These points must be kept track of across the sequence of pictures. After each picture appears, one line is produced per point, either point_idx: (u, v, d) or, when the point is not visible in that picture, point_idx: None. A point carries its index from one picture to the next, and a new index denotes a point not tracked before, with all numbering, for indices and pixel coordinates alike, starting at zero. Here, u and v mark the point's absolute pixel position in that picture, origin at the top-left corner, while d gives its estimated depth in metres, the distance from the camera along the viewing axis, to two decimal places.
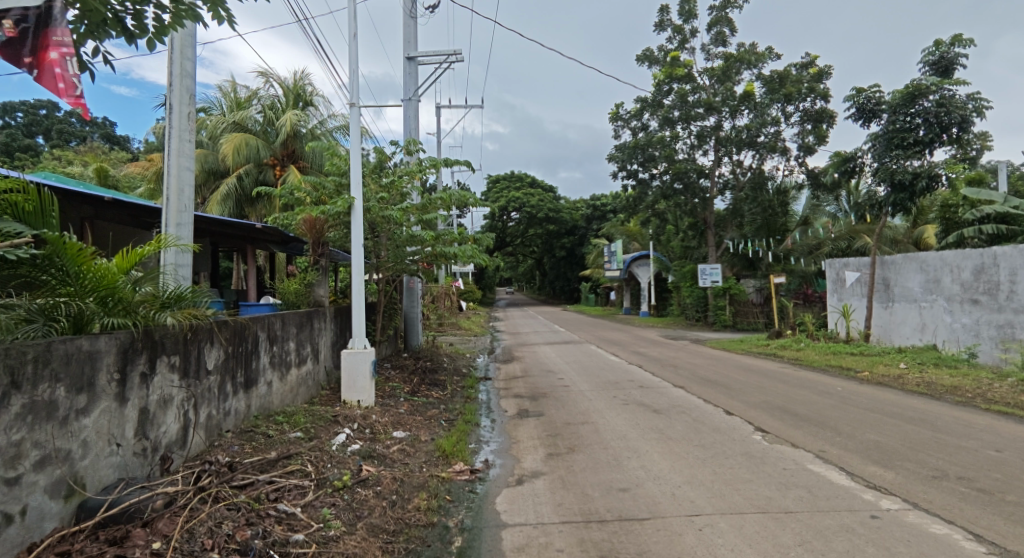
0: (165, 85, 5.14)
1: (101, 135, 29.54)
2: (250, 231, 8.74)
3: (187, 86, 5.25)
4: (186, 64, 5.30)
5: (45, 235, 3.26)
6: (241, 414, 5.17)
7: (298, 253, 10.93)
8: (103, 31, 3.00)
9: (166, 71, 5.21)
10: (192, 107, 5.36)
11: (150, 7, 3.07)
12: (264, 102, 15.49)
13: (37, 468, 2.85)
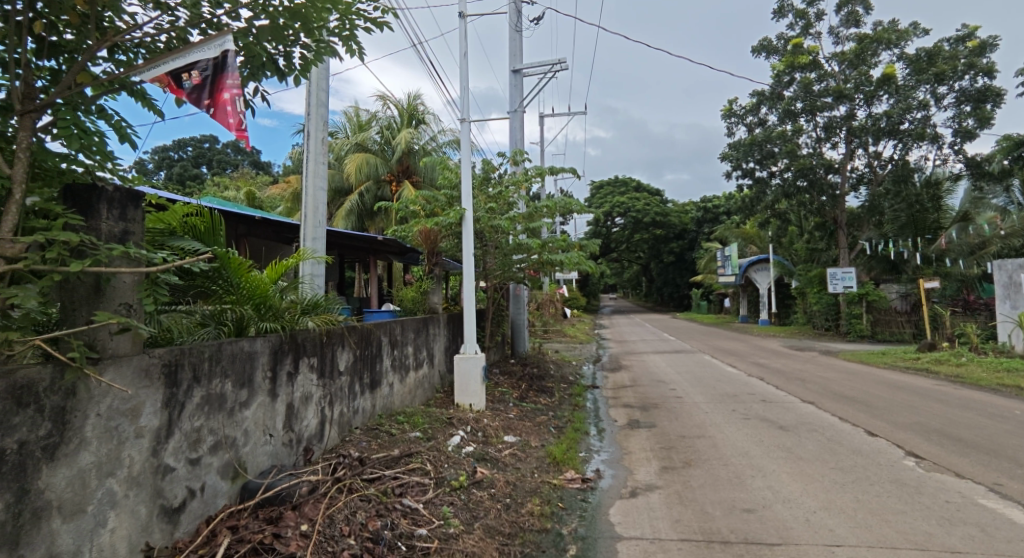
0: (304, 114, 5.76)
1: (250, 161, 33.60)
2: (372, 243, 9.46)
3: (321, 113, 5.84)
4: (321, 94, 5.89)
5: (216, 251, 3.78)
6: (368, 413, 5.61)
7: (413, 263, 11.64)
8: (261, 72, 3.25)
9: (305, 102, 5.84)
10: (326, 133, 5.95)
11: (297, 47, 3.26)
12: (382, 123, 16.71)
13: (212, 451, 3.32)
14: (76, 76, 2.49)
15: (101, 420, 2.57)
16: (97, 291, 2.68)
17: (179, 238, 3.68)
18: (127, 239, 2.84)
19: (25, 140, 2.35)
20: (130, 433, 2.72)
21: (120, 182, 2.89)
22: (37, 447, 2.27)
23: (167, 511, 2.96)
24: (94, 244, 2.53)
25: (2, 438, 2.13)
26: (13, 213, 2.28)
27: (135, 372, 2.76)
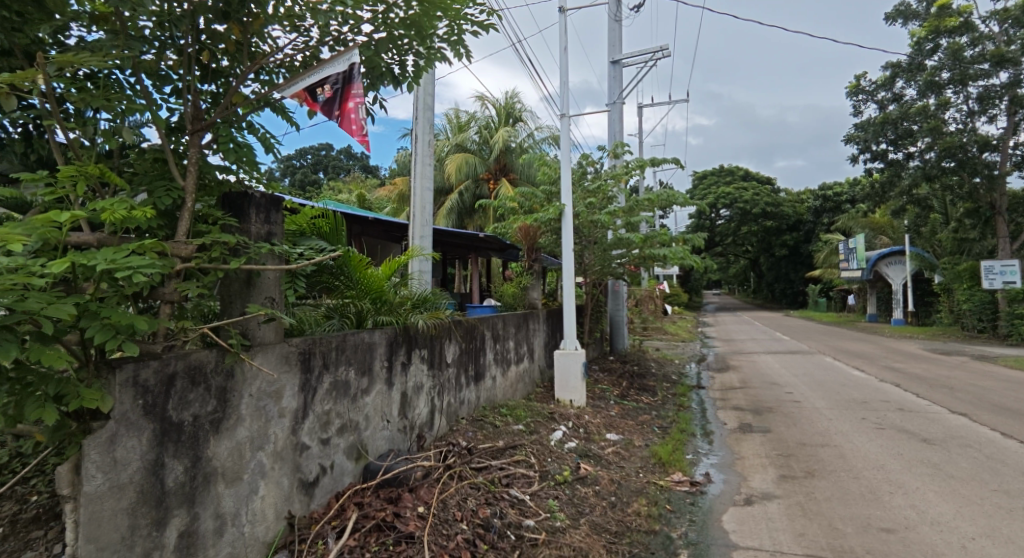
0: (412, 118, 6.05)
1: (360, 166, 35.95)
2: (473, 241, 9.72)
3: (428, 117, 6.11)
4: (428, 97, 6.17)
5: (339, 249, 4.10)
6: (473, 404, 5.80)
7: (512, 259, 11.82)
8: (379, 82, 3.45)
9: (413, 107, 6.14)
10: (432, 136, 6.22)
11: (411, 55, 3.43)
12: (481, 122, 17.08)
13: (339, 433, 3.62)
14: (231, 98, 2.81)
15: (252, 400, 2.90)
16: (248, 284, 3.00)
17: (308, 237, 4.02)
18: (272, 239, 3.13)
19: (194, 156, 2.71)
20: (275, 413, 3.05)
21: (265, 188, 3.20)
22: (206, 420, 2.62)
23: (304, 485, 3.27)
24: (247, 244, 2.86)
25: (181, 412, 2.49)
26: (187, 219, 2.64)
27: (277, 359, 3.07)
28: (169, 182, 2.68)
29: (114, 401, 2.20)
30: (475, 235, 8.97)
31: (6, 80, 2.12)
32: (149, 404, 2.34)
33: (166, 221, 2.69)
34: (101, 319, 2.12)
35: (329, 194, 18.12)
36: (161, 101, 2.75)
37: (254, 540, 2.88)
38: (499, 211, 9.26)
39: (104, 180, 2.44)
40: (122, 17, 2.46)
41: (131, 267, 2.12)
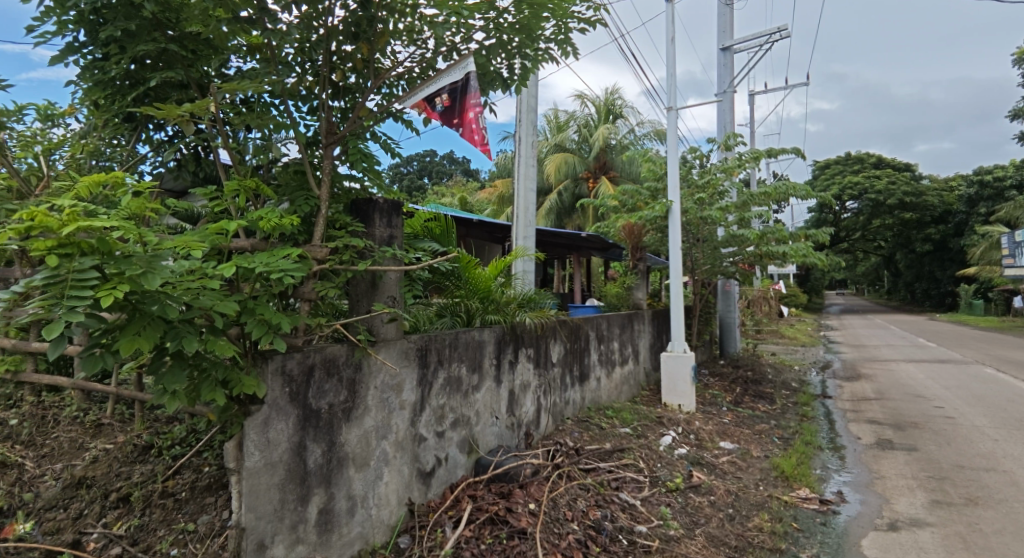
0: (516, 120, 6.08)
1: (463, 170, 37.19)
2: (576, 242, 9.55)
3: (532, 118, 6.10)
4: (531, 100, 6.18)
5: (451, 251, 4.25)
6: (577, 405, 5.76)
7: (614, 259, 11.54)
8: (490, 87, 3.56)
9: (517, 109, 6.16)
10: (535, 137, 6.20)
11: (519, 58, 3.47)
12: (580, 121, 16.95)
13: (453, 427, 3.75)
14: (359, 112, 3.03)
15: (376, 392, 3.11)
16: (373, 285, 3.19)
17: (422, 238, 4.19)
18: (393, 243, 3.32)
19: (328, 167, 2.96)
20: (396, 405, 3.25)
21: (384, 194, 3.40)
22: (339, 409, 2.86)
23: (422, 474, 3.44)
24: (372, 247, 3.08)
25: (319, 400, 2.74)
26: (322, 225, 2.89)
27: (398, 355, 3.27)
28: (308, 192, 2.96)
29: (267, 388, 2.48)
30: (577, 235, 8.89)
31: (186, 109, 2.47)
32: (293, 392, 2.61)
33: (305, 227, 2.97)
34: (257, 315, 2.41)
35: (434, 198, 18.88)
36: (300, 118, 3.04)
37: (379, 522, 3.09)
38: (602, 210, 9.10)
39: (258, 192, 2.76)
40: (272, 47, 2.76)
41: (281, 270, 2.38)
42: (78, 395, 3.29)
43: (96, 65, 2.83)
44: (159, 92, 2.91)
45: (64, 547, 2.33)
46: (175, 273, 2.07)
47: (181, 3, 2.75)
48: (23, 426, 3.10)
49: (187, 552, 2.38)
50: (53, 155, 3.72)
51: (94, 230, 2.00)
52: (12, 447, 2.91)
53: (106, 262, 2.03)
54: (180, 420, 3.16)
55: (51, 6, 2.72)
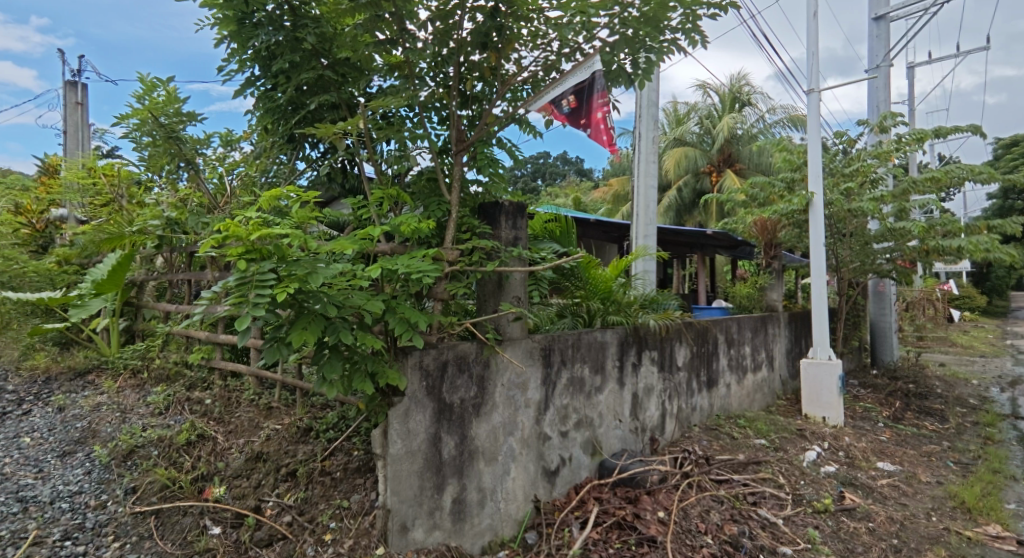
0: (636, 115, 5.68)
1: (575, 170, 37.05)
2: (700, 240, 8.97)
3: (654, 113, 5.66)
4: (652, 94, 5.74)
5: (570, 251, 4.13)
6: (705, 412, 5.45)
7: (743, 257, 10.67)
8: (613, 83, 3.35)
9: (636, 104, 5.74)
10: (657, 131, 5.77)
11: (644, 51, 3.23)
12: (702, 113, 16.05)
13: (577, 428, 3.71)
14: (486, 119, 3.12)
15: (503, 389, 3.18)
16: (499, 286, 3.24)
17: (544, 239, 4.16)
18: (518, 243, 3.35)
19: (457, 174, 3.10)
20: (521, 402, 3.29)
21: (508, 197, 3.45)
22: (469, 404, 2.98)
23: (547, 473, 3.46)
24: (500, 249, 3.15)
25: (451, 395, 2.89)
26: (453, 228, 3.03)
27: (523, 353, 3.30)
28: (440, 198, 3.14)
29: (407, 381, 2.68)
30: (701, 233, 8.36)
31: (341, 127, 2.76)
32: (430, 386, 2.78)
33: (438, 231, 3.13)
34: (398, 314, 2.60)
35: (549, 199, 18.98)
36: (434, 129, 3.22)
37: (507, 517, 3.17)
38: (729, 205, 8.53)
39: (398, 199, 2.99)
40: (411, 65, 2.96)
41: (420, 271, 2.55)
42: (253, 381, 3.79)
43: (268, 94, 3.25)
44: (317, 113, 3.26)
45: (248, 512, 2.69)
46: (332, 274, 2.32)
47: (335, 33, 3.07)
48: (214, 405, 3.65)
49: (342, 526, 2.66)
50: (234, 174, 4.36)
51: (271, 237, 2.32)
52: (207, 422, 3.42)
53: (280, 264, 2.33)
54: (333, 406, 3.50)
55: (234, 47, 3.17)
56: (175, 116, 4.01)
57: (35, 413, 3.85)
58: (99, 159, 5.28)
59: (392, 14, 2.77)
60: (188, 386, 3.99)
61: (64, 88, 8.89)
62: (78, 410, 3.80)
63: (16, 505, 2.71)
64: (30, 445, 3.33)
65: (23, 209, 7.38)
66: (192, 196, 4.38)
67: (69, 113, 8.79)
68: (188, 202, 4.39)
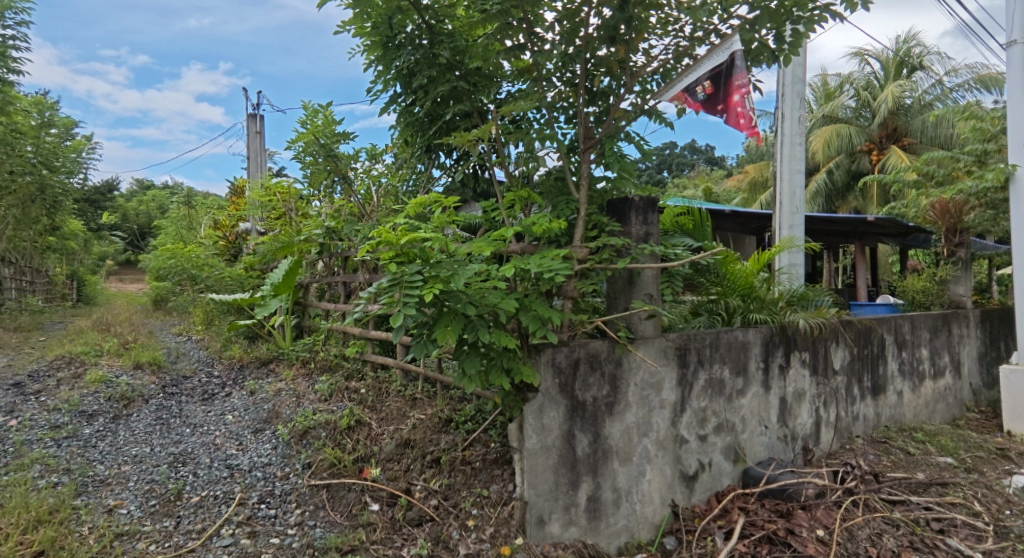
0: (778, 94, 5.18)
1: (706, 159, 35.05)
2: (859, 228, 7.96)
3: (799, 89, 5.12)
4: (797, 69, 5.16)
5: (704, 245, 3.78)
6: (869, 422, 4.85)
7: (915, 245, 9.28)
8: (756, 61, 3.06)
9: (778, 82, 5.22)
10: (804, 109, 5.20)
11: (793, 22, 2.92)
12: (859, 84, 14.28)
13: (717, 433, 3.48)
14: (614, 114, 3.06)
15: (636, 389, 3.10)
16: (631, 282, 3.15)
17: (675, 235, 3.87)
18: (650, 239, 3.26)
19: (586, 172, 3.09)
20: (656, 403, 3.17)
21: (638, 191, 3.35)
22: (602, 403, 2.96)
23: (685, 477, 3.32)
24: (631, 245, 3.08)
25: (584, 393, 2.90)
26: (582, 226, 3.04)
27: (657, 353, 3.17)
28: (568, 197, 3.14)
29: (540, 378, 2.75)
30: (861, 219, 7.42)
31: (475, 134, 2.90)
32: (563, 383, 2.82)
33: (568, 230, 3.14)
34: (531, 311, 2.68)
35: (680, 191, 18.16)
36: (561, 129, 3.24)
37: (644, 519, 3.10)
38: (896, 187, 7.49)
39: (530, 200, 3.07)
40: (540, 69, 3.02)
41: (552, 270, 2.59)
42: (400, 373, 4.16)
43: (408, 109, 3.53)
44: (452, 124, 3.45)
45: (401, 492, 2.93)
46: (471, 274, 2.46)
47: (467, 45, 3.24)
48: (368, 394, 4.04)
49: (483, 514, 2.81)
50: (380, 184, 4.80)
51: (416, 241, 2.52)
52: (363, 409, 3.80)
53: (425, 266, 2.53)
54: (470, 399, 3.70)
55: (380, 69, 3.48)
56: (333, 137, 4.50)
57: (233, 395, 4.57)
58: (272, 178, 6.10)
59: (521, 21, 2.84)
60: (347, 376, 4.48)
61: (247, 120, 10.41)
62: (264, 394, 4.44)
63: (225, 470, 3.24)
64: (232, 422, 3.96)
65: (219, 224, 8.79)
66: (346, 206, 4.89)
67: (250, 141, 10.28)
68: (343, 212, 4.91)
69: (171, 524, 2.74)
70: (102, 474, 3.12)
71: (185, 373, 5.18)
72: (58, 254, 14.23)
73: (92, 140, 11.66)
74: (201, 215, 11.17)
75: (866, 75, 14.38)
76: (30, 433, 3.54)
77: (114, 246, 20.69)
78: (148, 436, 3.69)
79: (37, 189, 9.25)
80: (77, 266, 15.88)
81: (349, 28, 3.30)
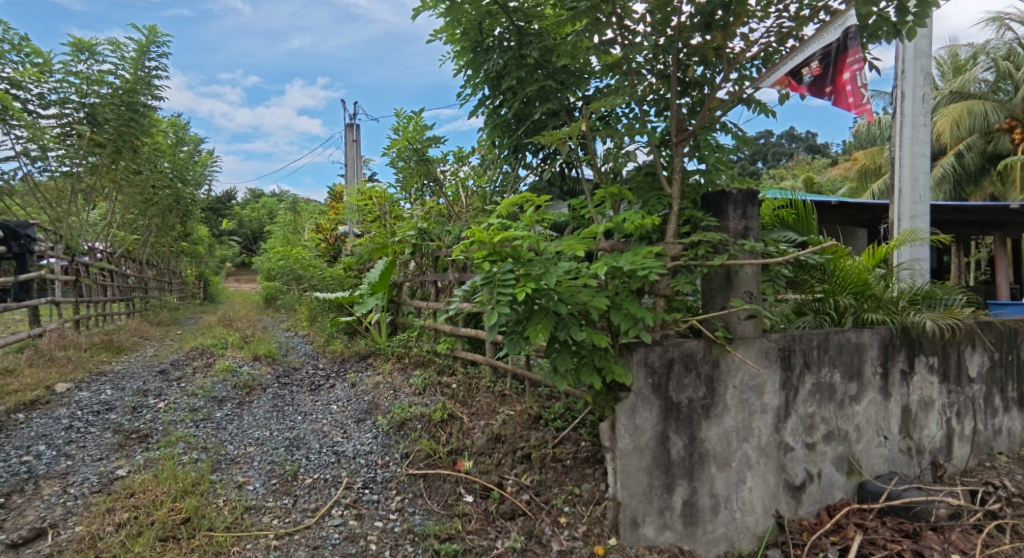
0: (897, 72, 4.68)
1: (808, 147, 32.58)
2: (997, 217, 7.03)
3: (923, 65, 4.59)
4: (922, 42, 4.63)
5: (809, 240, 3.46)
6: (1014, 437, 4.27)
7: None
8: (874, 36, 2.76)
9: (897, 59, 4.72)
10: (929, 87, 4.66)
11: None
12: (996, 54, 12.60)
13: (827, 441, 3.23)
14: (709, 104, 2.93)
15: (735, 391, 2.95)
16: (728, 280, 3.00)
17: (775, 229, 3.59)
18: (749, 235, 3.08)
19: (679, 166, 2.98)
20: (758, 407, 3.01)
21: (735, 183, 3.18)
22: (698, 405, 2.85)
23: (791, 487, 3.12)
24: (729, 241, 2.93)
25: (679, 394, 2.81)
26: (675, 222, 2.94)
27: (759, 354, 3.00)
28: (660, 192, 3.04)
29: (632, 377, 2.70)
30: (999, 207, 6.54)
31: (564, 133, 2.89)
32: (656, 383, 2.76)
33: (660, 227, 3.05)
34: (622, 310, 2.64)
35: (780, 183, 17.02)
36: (652, 122, 3.14)
37: (745, 529, 2.96)
38: None
39: (620, 196, 3.02)
40: (630, 62, 2.96)
41: (645, 267, 2.52)
42: (489, 369, 4.27)
43: (496, 111, 3.60)
44: (540, 123, 3.47)
45: (494, 486, 3.00)
46: (563, 272, 2.47)
47: (555, 43, 3.25)
48: (459, 389, 4.18)
49: (576, 512, 2.82)
50: (467, 186, 4.92)
51: (508, 240, 2.57)
52: (454, 404, 3.93)
53: (517, 265, 2.58)
54: (559, 397, 3.71)
55: (469, 74, 3.59)
56: (425, 142, 4.68)
57: (337, 386, 4.89)
58: (368, 183, 6.46)
59: (611, 15, 2.80)
60: (438, 371, 4.65)
61: (345, 129, 11.09)
62: (364, 386, 4.71)
63: (333, 456, 3.48)
64: (338, 411, 4.25)
65: (322, 228, 9.46)
66: (436, 207, 5.06)
67: (348, 149, 10.94)
68: (433, 214, 5.09)
69: (290, 502, 2.99)
70: (232, 453, 3.46)
71: (295, 365, 5.63)
72: (189, 258, 15.99)
73: (214, 154, 12.97)
74: (305, 219, 12.05)
75: (1005, 42, 12.65)
76: (174, 414, 4.01)
77: (232, 249, 22.87)
78: (267, 422, 4.05)
79: (173, 200, 10.44)
80: (204, 268, 17.75)
81: (440, 36, 3.44)
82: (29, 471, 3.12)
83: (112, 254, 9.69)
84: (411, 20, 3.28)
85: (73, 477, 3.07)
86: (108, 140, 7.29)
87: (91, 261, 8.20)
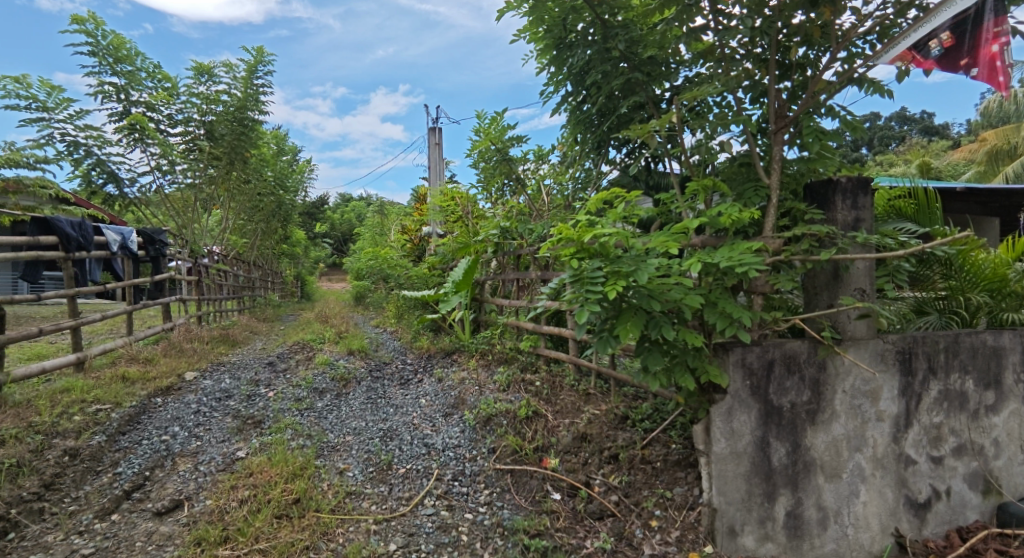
0: None
1: (922, 130, 29.49)
2: None
3: None
4: None
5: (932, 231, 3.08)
6: None
7: None
8: None
9: None
10: None
11: None
12: None
13: (956, 455, 2.91)
14: (814, 87, 2.73)
15: (846, 397, 2.73)
16: (836, 276, 2.78)
17: (889, 221, 3.26)
18: (860, 226, 2.83)
19: (778, 155, 2.80)
20: (872, 415, 2.76)
21: (843, 172, 2.93)
22: (802, 410, 2.67)
23: (913, 504, 2.84)
24: (837, 234, 2.71)
25: (781, 398, 2.65)
26: (774, 215, 2.76)
27: (873, 356, 2.75)
28: (757, 183, 2.88)
29: (728, 379, 2.58)
30: None
31: (654, 125, 2.80)
32: (754, 385, 2.61)
33: (757, 220, 2.87)
34: (717, 309, 2.53)
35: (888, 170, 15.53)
36: (749, 109, 2.97)
37: (859, 546, 2.74)
38: None
39: (713, 189, 2.88)
40: (724, 48, 2.81)
41: (743, 264, 2.38)
42: (573, 368, 4.24)
43: (580, 107, 3.56)
44: (626, 116, 3.39)
45: (580, 485, 2.97)
46: (655, 269, 2.40)
47: (642, 34, 3.16)
48: (543, 386, 4.18)
49: (668, 516, 2.73)
50: (549, 183, 4.91)
51: (597, 237, 2.54)
52: (538, 401, 3.93)
53: (606, 263, 2.55)
54: (646, 397, 3.61)
55: (553, 71, 3.57)
56: (507, 141, 4.73)
57: (425, 381, 5.07)
58: (451, 183, 6.64)
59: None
60: (522, 368, 4.69)
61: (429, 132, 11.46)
62: (450, 381, 4.85)
63: (423, 448, 3.60)
64: (426, 405, 4.40)
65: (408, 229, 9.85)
66: (517, 206, 5.09)
67: (431, 152, 11.29)
68: (515, 212, 5.13)
69: (386, 490, 3.13)
70: (333, 441, 3.69)
71: (386, 360, 5.89)
72: (289, 259, 17.23)
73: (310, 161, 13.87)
74: (392, 221, 12.59)
75: None
76: (282, 403, 4.34)
77: (326, 251, 24.36)
78: (362, 413, 4.27)
79: (275, 205, 11.29)
80: (301, 269, 19.03)
81: (524, 36, 3.47)
82: (166, 449, 3.50)
83: (226, 256, 10.65)
84: (496, 21, 3.33)
85: (202, 456, 3.41)
86: (223, 153, 8.02)
87: (210, 263, 9.06)
